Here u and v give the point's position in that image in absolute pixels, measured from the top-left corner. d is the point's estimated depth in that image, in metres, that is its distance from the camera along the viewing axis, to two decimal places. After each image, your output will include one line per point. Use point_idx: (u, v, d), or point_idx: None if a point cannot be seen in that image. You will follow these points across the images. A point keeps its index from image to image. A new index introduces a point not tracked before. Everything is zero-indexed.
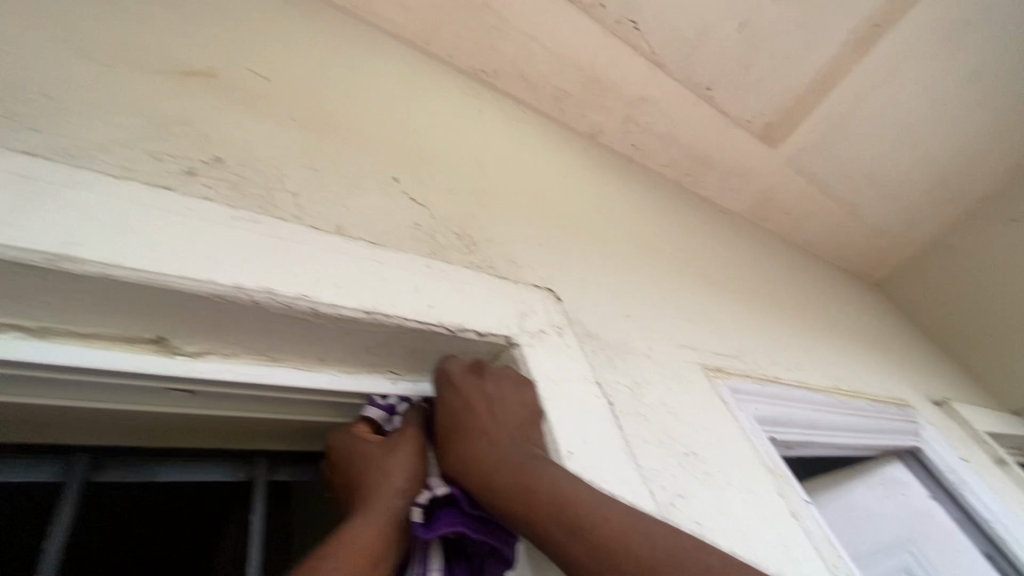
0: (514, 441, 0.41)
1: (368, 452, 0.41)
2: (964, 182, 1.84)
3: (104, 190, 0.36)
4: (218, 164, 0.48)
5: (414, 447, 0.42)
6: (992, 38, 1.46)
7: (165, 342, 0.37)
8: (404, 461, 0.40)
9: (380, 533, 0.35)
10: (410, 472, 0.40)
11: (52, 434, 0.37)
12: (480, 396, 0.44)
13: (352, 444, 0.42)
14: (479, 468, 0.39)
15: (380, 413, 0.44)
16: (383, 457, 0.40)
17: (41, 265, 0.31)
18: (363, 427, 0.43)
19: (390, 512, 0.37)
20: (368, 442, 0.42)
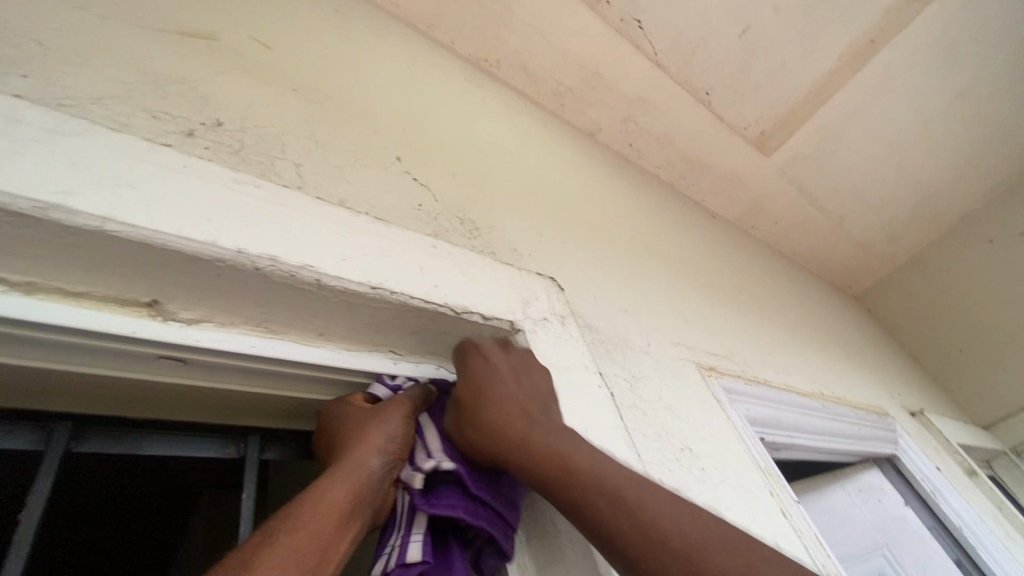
0: (546, 412, 0.40)
1: (353, 414, 0.39)
2: (946, 200, 1.89)
3: (101, 141, 0.34)
4: (219, 128, 0.46)
5: (402, 412, 0.40)
6: (981, 60, 1.50)
7: (159, 307, 0.35)
8: (391, 422, 0.39)
9: (354, 491, 0.33)
10: (393, 433, 0.38)
11: (30, 399, 0.34)
12: (509, 366, 0.43)
13: (340, 407, 0.40)
14: (509, 437, 0.38)
15: (388, 393, 0.42)
16: (368, 418, 0.38)
17: (31, 214, 0.28)
18: (358, 397, 0.41)
19: (368, 470, 0.35)
20: (357, 405, 0.40)
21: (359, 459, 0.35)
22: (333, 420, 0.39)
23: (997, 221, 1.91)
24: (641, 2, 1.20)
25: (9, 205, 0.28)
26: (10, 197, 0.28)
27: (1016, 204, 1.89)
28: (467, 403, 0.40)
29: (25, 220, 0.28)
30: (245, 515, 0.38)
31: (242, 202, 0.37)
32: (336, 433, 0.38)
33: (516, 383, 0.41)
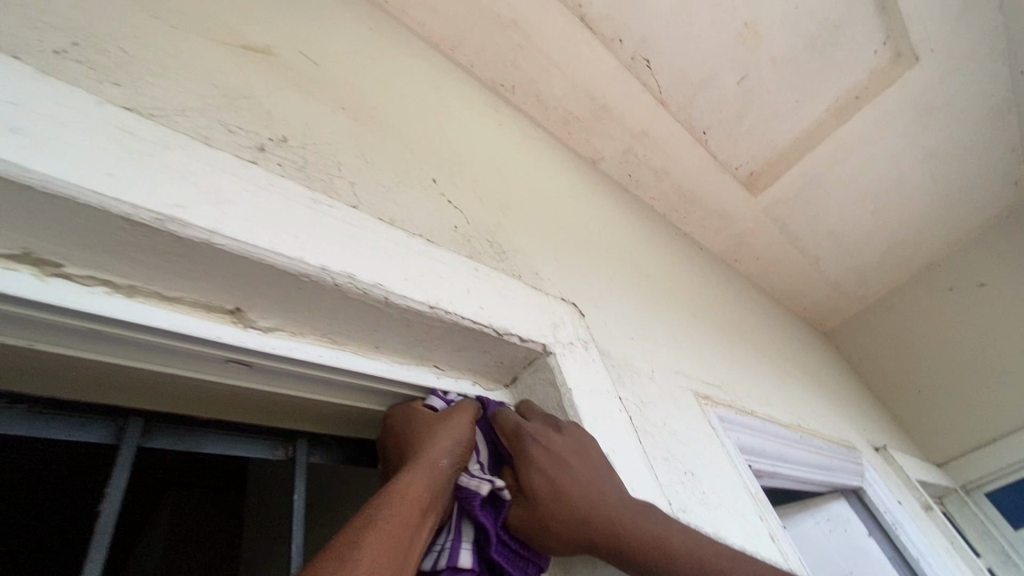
0: (612, 487, 0.43)
1: (423, 417, 0.42)
2: (913, 249, 2.02)
3: (203, 157, 0.36)
4: (285, 143, 0.49)
5: (466, 421, 0.43)
6: (952, 123, 1.62)
7: (240, 314, 0.37)
8: (458, 430, 0.42)
9: (429, 487, 0.36)
10: (460, 438, 0.41)
11: (110, 394, 0.36)
12: (571, 450, 0.44)
13: (409, 411, 0.43)
14: (596, 521, 0.40)
15: (444, 405, 0.45)
16: (437, 423, 0.42)
17: (151, 224, 0.30)
18: (420, 403, 0.45)
19: (440, 469, 0.38)
20: (425, 411, 0.43)
21: (433, 458, 0.38)
22: (403, 422, 0.42)
23: (958, 271, 2.05)
24: (651, 43, 1.27)
25: (132, 215, 0.30)
26: (134, 208, 0.30)
27: (974, 256, 2.03)
28: (547, 499, 0.41)
29: (144, 229, 0.30)
30: (296, 516, 0.40)
31: (321, 222, 0.40)
32: (407, 432, 0.41)
33: (581, 464, 0.43)
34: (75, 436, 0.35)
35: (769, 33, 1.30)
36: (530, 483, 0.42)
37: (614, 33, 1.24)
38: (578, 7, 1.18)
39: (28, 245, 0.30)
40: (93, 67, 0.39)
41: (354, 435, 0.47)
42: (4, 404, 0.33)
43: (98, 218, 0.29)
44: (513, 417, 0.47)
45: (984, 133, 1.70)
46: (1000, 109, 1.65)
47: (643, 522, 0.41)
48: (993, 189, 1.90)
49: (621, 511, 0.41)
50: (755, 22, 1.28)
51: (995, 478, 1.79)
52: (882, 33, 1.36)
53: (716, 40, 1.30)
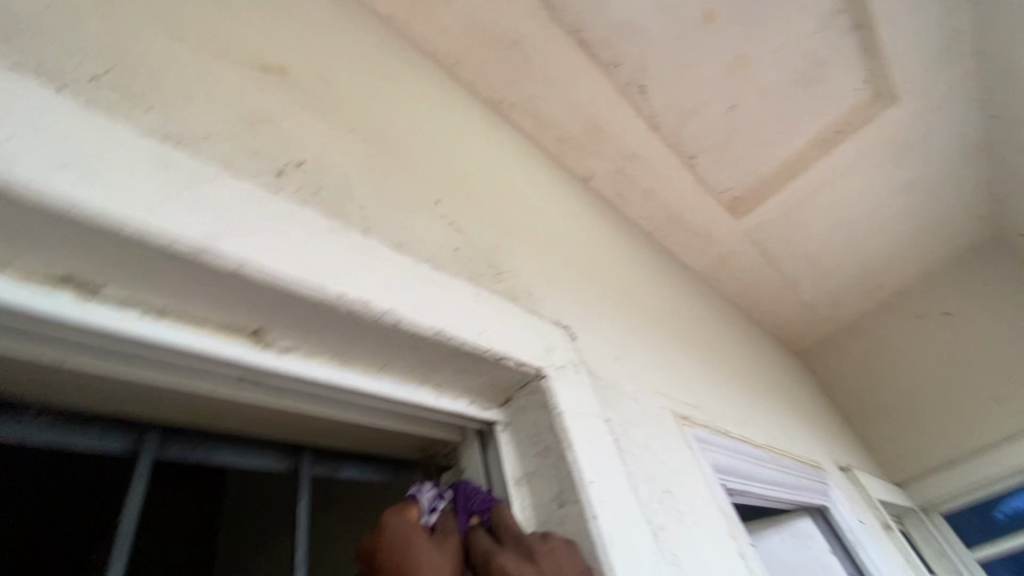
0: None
1: (423, 553, 0.40)
2: (885, 276, 2.10)
3: (233, 188, 0.38)
4: (301, 167, 0.51)
5: (453, 540, 0.44)
6: (925, 161, 1.71)
7: (260, 335, 0.39)
8: (450, 571, 0.41)
9: None
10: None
11: (129, 407, 0.38)
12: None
13: (406, 538, 0.41)
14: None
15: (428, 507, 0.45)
16: (438, 567, 0.40)
17: (188, 254, 0.33)
18: (412, 511, 0.44)
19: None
20: (423, 541, 0.41)
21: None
22: (400, 553, 0.40)
23: (926, 299, 2.14)
24: (647, 70, 1.31)
25: (174, 245, 0.32)
26: (175, 239, 0.32)
27: (942, 285, 2.13)
28: None
29: (182, 258, 0.33)
30: (301, 526, 0.43)
31: (338, 250, 0.43)
32: (409, 570, 0.39)
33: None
34: (97, 446, 0.37)
35: (758, 67, 1.36)
36: None
37: (611, 59, 1.28)
38: (578, 32, 1.21)
39: (72, 269, 0.32)
40: (126, 94, 0.41)
41: (355, 448, 0.50)
42: (34, 413, 0.35)
43: (140, 248, 0.32)
44: (484, 543, 0.45)
45: (955, 171, 1.78)
46: (971, 148, 1.74)
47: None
48: (962, 223, 1.99)
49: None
50: (746, 56, 1.33)
51: (951, 499, 1.89)
52: (864, 73, 1.43)
53: (708, 71, 1.34)
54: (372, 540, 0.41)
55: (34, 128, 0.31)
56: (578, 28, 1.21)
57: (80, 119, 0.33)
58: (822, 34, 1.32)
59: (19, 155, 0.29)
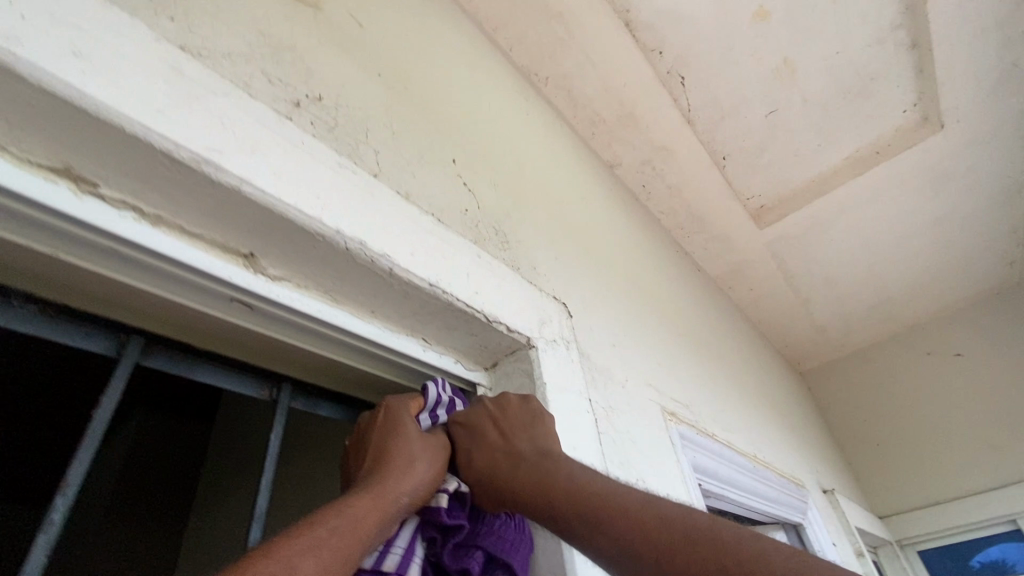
0: (534, 445, 0.43)
1: (406, 436, 0.41)
2: (902, 307, 2.06)
3: (243, 108, 0.38)
4: (319, 103, 0.50)
5: (440, 443, 0.43)
6: (961, 195, 1.65)
7: (252, 259, 0.39)
8: (429, 463, 0.40)
9: (393, 494, 0.36)
10: (430, 475, 0.39)
11: (117, 311, 0.38)
12: (489, 418, 0.45)
13: (395, 420, 0.42)
14: (521, 490, 0.40)
15: (433, 400, 0.46)
16: (416, 452, 0.40)
17: (188, 163, 0.32)
18: (414, 403, 0.45)
19: (399, 505, 0.36)
20: (411, 428, 0.42)
21: (396, 489, 0.36)
22: (386, 432, 0.41)
23: (939, 338, 2.10)
24: (690, 60, 1.27)
25: (174, 152, 0.32)
26: (175, 146, 0.32)
27: (958, 326, 2.08)
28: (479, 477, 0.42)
29: (180, 166, 0.32)
30: (271, 452, 0.43)
31: (343, 187, 0.42)
32: (387, 445, 0.40)
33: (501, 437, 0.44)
34: (79, 343, 0.37)
35: (805, 74, 1.31)
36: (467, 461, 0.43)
37: (655, 44, 1.24)
38: (625, 12, 1.18)
39: (70, 161, 0.31)
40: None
41: (335, 390, 0.50)
42: (19, 301, 0.35)
43: (142, 151, 0.31)
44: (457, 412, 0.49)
45: (991, 210, 1.73)
46: (1014, 189, 1.67)
47: (577, 484, 0.38)
48: (990, 265, 1.93)
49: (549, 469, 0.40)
50: (795, 59, 1.28)
51: (931, 538, 1.87)
52: (914, 94, 1.37)
53: (754, 70, 1.30)
54: (367, 421, 0.43)
55: (47, 12, 0.30)
56: (625, 8, 1.17)
57: (96, 13, 0.33)
58: (877, 48, 1.27)
59: (27, 33, 0.28)
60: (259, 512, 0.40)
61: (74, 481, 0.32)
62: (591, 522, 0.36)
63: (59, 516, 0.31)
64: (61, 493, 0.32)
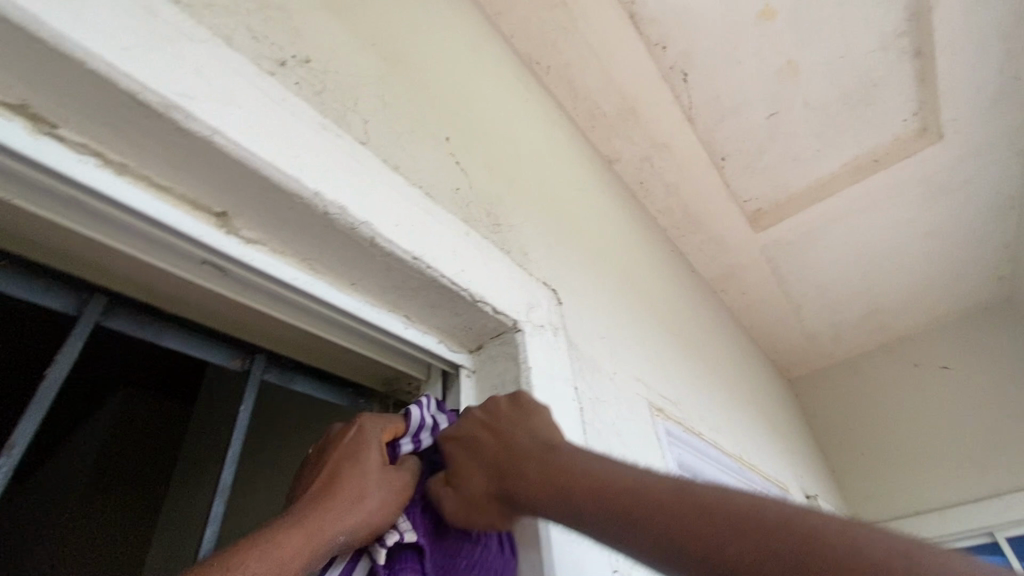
0: (535, 438, 0.40)
1: (365, 465, 0.38)
2: (892, 317, 2.06)
3: (221, 56, 0.36)
4: (308, 65, 0.48)
5: (405, 476, 0.40)
6: (957, 208, 1.65)
7: (225, 219, 0.37)
8: (383, 498, 0.37)
9: (328, 533, 0.33)
10: (379, 515, 0.36)
11: (78, 267, 0.36)
12: (480, 424, 0.42)
13: (359, 444, 0.39)
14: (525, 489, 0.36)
15: (416, 421, 0.43)
16: (370, 485, 0.37)
17: (154, 106, 0.30)
18: (391, 428, 0.42)
19: (333, 544, 0.33)
20: (373, 456, 0.39)
21: (332, 527, 0.33)
22: (344, 456, 0.38)
23: (927, 351, 2.11)
24: (693, 56, 1.26)
25: (140, 94, 0.30)
26: (141, 87, 0.30)
27: (946, 339, 2.09)
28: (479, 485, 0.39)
29: (147, 110, 0.30)
30: (239, 424, 0.41)
31: (325, 149, 0.40)
32: (340, 471, 0.37)
33: (495, 441, 0.40)
34: (35, 298, 0.35)
35: (808, 76, 1.30)
36: (460, 475, 0.40)
37: (659, 39, 1.22)
38: (630, 3, 1.16)
39: (28, 97, 0.29)
40: None
41: (312, 365, 0.48)
42: None
43: (106, 90, 0.29)
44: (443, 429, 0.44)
45: (986, 224, 1.73)
46: (1010, 204, 1.67)
47: (583, 471, 0.35)
48: (981, 279, 1.94)
49: (549, 464, 0.37)
50: (798, 61, 1.27)
51: None
52: (915, 103, 1.37)
53: (757, 70, 1.29)
54: (336, 433, 0.40)
55: None
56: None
57: None
58: (880, 54, 1.27)
59: None
60: (224, 484, 0.38)
61: (20, 443, 0.30)
62: (607, 506, 0.32)
63: (1, 478, 0.29)
64: (5, 454, 0.29)
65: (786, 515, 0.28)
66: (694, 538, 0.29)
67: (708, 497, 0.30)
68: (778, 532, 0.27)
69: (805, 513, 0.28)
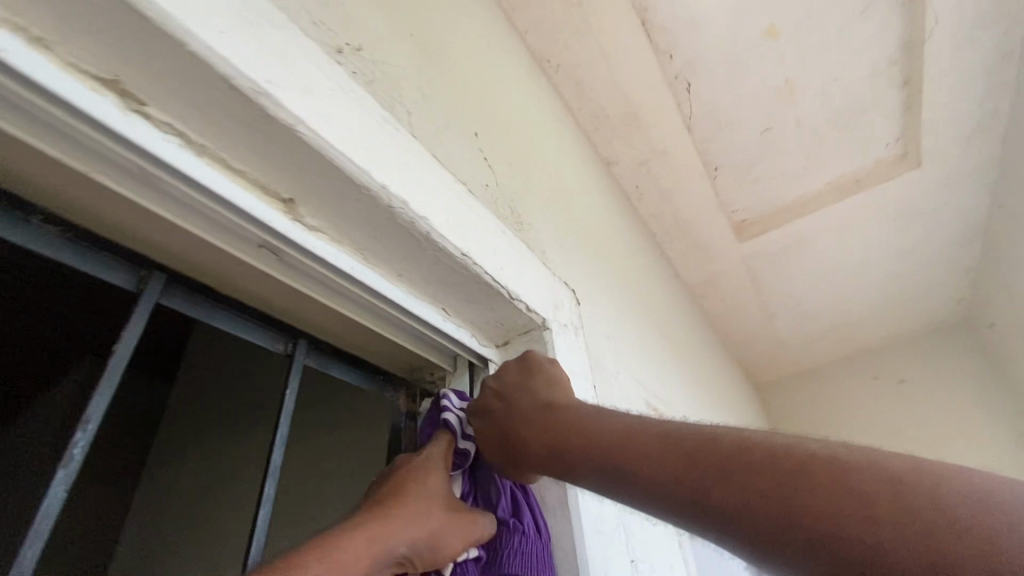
0: (536, 400, 0.44)
1: (430, 487, 0.39)
2: (857, 331, 2.17)
3: (298, 43, 0.36)
4: (359, 53, 0.48)
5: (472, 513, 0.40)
6: (926, 232, 1.75)
7: (291, 206, 0.37)
8: (446, 523, 0.38)
9: (389, 539, 0.34)
10: (440, 537, 0.37)
11: (139, 245, 0.36)
12: (492, 394, 0.46)
13: (425, 468, 0.41)
14: (523, 443, 0.41)
15: (457, 421, 0.45)
16: (435, 505, 0.38)
17: (245, 91, 0.30)
18: (445, 443, 0.44)
19: (392, 551, 0.34)
20: (438, 483, 0.40)
21: (395, 535, 0.34)
22: (411, 474, 0.40)
23: (886, 364, 2.23)
24: (698, 67, 1.29)
25: (233, 79, 0.30)
26: (235, 72, 0.30)
27: (905, 355, 2.21)
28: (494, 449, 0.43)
29: (238, 95, 0.30)
30: (286, 406, 0.42)
31: (387, 142, 0.41)
32: (407, 485, 0.38)
33: (503, 411, 0.44)
34: (98, 273, 0.35)
35: (804, 96, 1.35)
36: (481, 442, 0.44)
37: (667, 47, 1.25)
38: (643, 11, 1.18)
39: (120, 73, 0.29)
40: None
41: (349, 352, 0.49)
42: (38, 221, 0.32)
43: (202, 72, 0.29)
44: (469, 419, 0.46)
45: (951, 249, 1.83)
46: (975, 231, 1.78)
47: (578, 428, 0.39)
48: (941, 300, 2.06)
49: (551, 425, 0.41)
50: (795, 81, 1.32)
51: None
52: (897, 130, 1.44)
53: (756, 86, 1.33)
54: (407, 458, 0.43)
55: None
56: (644, 7, 1.17)
57: None
58: (872, 81, 1.33)
59: None
60: (275, 466, 0.39)
61: (94, 415, 0.30)
62: (600, 457, 0.36)
63: (80, 451, 0.29)
64: (83, 427, 0.30)
65: (774, 452, 0.30)
66: (679, 478, 0.32)
67: (698, 441, 0.33)
68: (762, 470, 0.29)
69: (792, 448, 0.29)
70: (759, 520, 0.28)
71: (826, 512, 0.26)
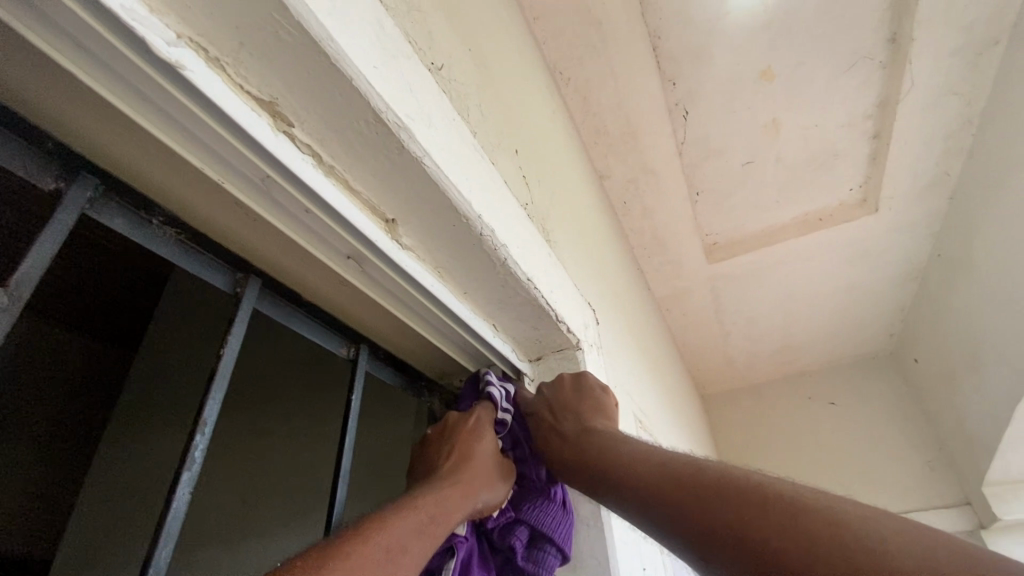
0: (573, 417, 0.47)
1: (487, 448, 0.45)
2: (799, 354, 2.34)
3: (418, 73, 0.38)
4: (440, 72, 0.50)
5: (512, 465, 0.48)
6: (871, 271, 1.92)
7: (392, 226, 0.40)
8: (499, 480, 0.45)
9: (472, 499, 0.41)
10: (499, 492, 0.44)
11: (243, 249, 0.37)
12: (543, 401, 0.50)
13: (480, 429, 0.46)
14: (559, 457, 0.44)
15: (499, 395, 0.50)
16: (492, 466, 0.45)
17: (389, 124, 0.32)
18: (488, 408, 0.49)
19: (474, 508, 0.41)
20: (491, 444, 0.46)
21: (474, 496, 0.41)
22: (471, 437, 0.45)
23: (821, 387, 2.42)
24: (697, 97, 1.35)
25: (382, 113, 0.32)
26: (383, 106, 0.32)
27: (837, 379, 2.42)
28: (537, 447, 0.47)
29: (381, 126, 0.32)
30: (352, 411, 0.44)
31: (477, 169, 0.43)
32: (471, 449, 0.44)
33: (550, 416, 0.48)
34: (203, 273, 0.36)
35: (787, 135, 1.45)
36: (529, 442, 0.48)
37: (672, 74, 1.30)
38: (655, 38, 1.23)
39: (279, 95, 0.31)
40: None
41: (403, 359, 0.51)
42: (158, 222, 0.33)
43: (356, 104, 0.31)
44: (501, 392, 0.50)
45: (890, 288, 2.01)
46: (911, 275, 1.96)
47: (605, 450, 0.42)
48: (874, 334, 2.26)
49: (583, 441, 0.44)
50: (781, 121, 1.42)
51: None
52: (861, 177, 1.58)
53: (746, 121, 1.41)
54: (456, 419, 0.47)
55: None
56: (657, 34, 1.22)
57: None
58: (848, 130, 1.44)
59: None
60: (343, 473, 0.42)
61: (210, 420, 0.32)
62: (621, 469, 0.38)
63: (199, 454, 0.31)
64: (199, 432, 0.31)
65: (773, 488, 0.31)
66: (687, 493, 0.33)
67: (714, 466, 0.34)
68: (759, 500, 0.31)
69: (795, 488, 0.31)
70: (738, 549, 0.30)
71: (784, 544, 0.28)
